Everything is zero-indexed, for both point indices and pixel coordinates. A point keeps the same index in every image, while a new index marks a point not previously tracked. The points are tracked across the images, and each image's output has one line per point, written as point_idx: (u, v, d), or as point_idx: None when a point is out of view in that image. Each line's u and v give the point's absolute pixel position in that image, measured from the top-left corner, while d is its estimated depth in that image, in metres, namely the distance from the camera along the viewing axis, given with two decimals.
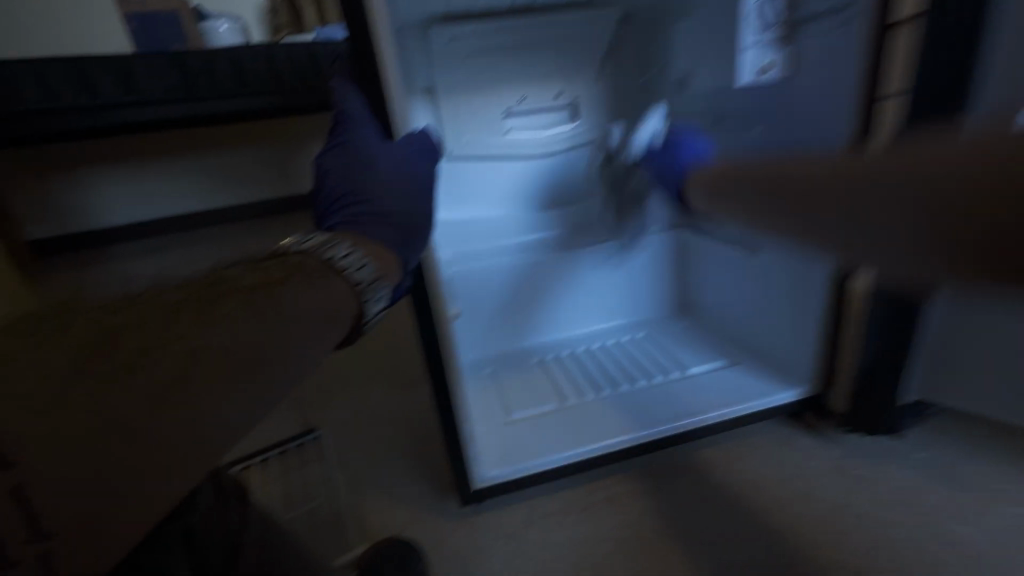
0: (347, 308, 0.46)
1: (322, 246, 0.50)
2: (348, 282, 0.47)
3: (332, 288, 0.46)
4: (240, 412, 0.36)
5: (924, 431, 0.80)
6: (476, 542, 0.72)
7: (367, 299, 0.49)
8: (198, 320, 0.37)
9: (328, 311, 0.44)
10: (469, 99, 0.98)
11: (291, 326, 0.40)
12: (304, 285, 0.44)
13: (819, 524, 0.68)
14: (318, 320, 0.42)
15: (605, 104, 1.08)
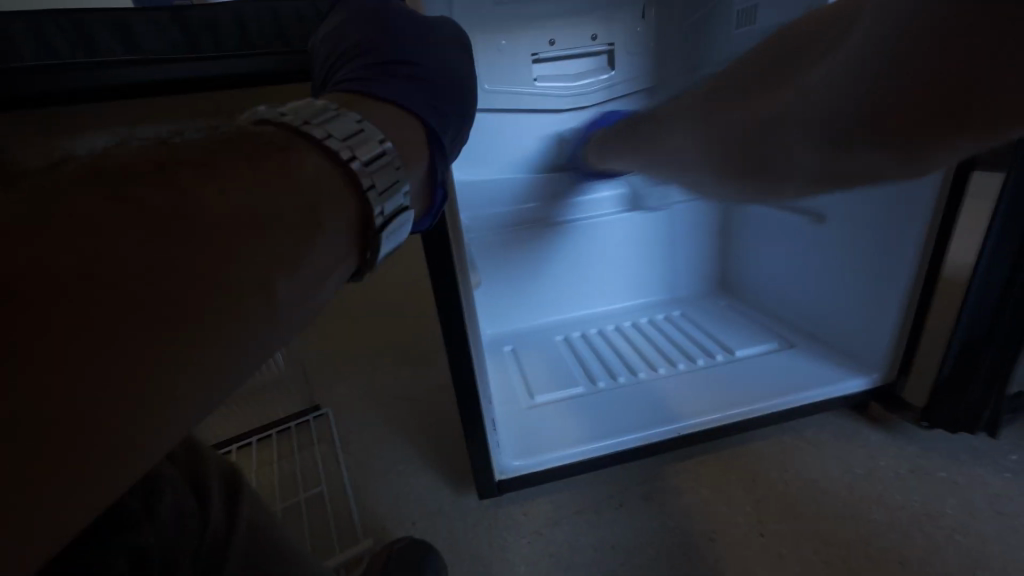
0: (347, 199, 0.32)
1: (306, 116, 0.35)
2: (343, 162, 0.33)
3: (319, 169, 0.31)
4: (199, 386, 0.22)
5: (1015, 430, 0.69)
6: (496, 540, 0.64)
7: (377, 186, 0.34)
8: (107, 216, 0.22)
9: (316, 199, 0.30)
10: (492, 36, 0.85)
11: (258, 218, 0.26)
12: (279, 162, 0.30)
13: (899, 535, 0.59)
14: (302, 210, 0.28)
15: (647, 51, 0.94)
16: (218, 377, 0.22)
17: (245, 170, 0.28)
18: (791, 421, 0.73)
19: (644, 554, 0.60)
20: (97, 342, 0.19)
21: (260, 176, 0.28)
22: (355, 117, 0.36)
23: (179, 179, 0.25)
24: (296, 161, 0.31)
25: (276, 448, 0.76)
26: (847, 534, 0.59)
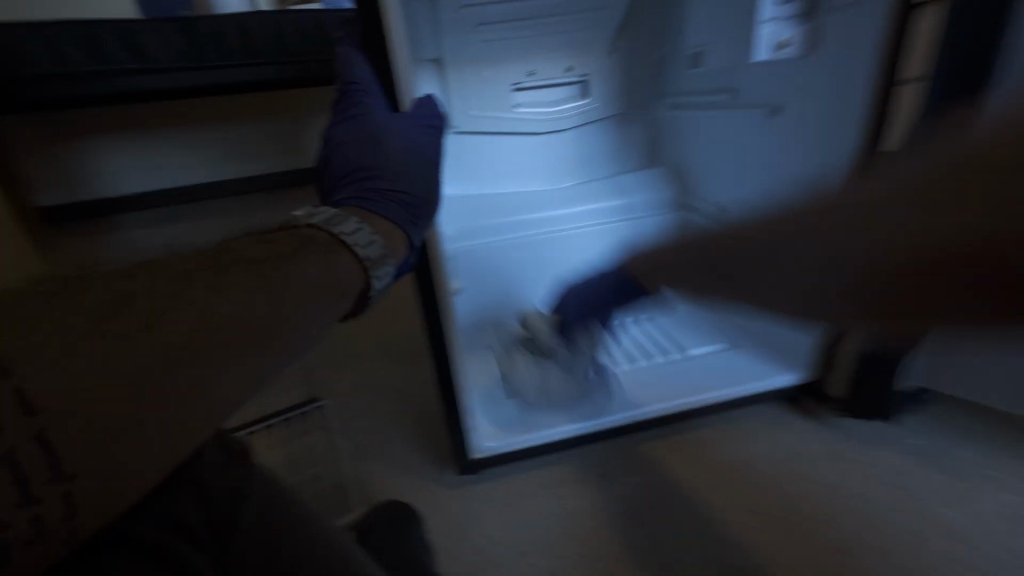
0: (358, 279, 0.47)
1: (335, 218, 0.51)
2: (357, 259, 0.48)
3: (343, 264, 0.46)
4: (235, 390, 0.36)
5: (919, 418, 0.80)
6: (470, 510, 0.74)
7: (375, 275, 0.50)
8: (208, 286, 0.37)
9: (337, 281, 0.45)
10: (477, 68, 0.96)
11: (300, 298, 0.40)
12: (317, 256, 0.45)
13: (810, 505, 0.70)
14: (327, 292, 0.43)
15: (615, 81, 1.05)
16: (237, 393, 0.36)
17: (294, 261, 0.42)
18: (731, 410, 0.84)
19: (596, 520, 0.71)
20: (181, 371, 0.33)
21: (304, 263, 0.43)
22: (356, 224, 0.51)
23: (246, 268, 0.39)
24: (327, 258, 0.45)
25: None
26: (765, 506, 0.70)
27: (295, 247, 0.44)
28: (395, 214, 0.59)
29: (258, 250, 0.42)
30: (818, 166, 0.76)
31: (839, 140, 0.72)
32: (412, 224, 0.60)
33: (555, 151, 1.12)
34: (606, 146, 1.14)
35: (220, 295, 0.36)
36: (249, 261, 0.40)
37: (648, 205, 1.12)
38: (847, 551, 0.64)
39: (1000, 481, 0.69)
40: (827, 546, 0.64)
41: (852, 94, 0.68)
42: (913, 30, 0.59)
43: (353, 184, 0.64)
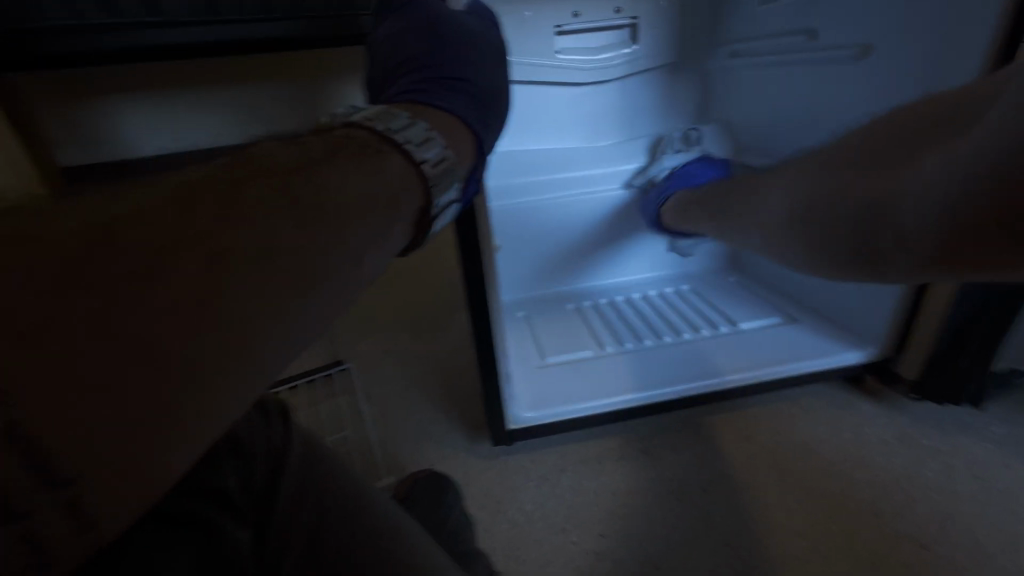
0: (419, 189, 0.44)
1: (381, 115, 0.48)
2: (410, 160, 0.45)
3: (398, 169, 0.43)
4: (304, 318, 0.31)
5: (999, 403, 0.73)
6: (508, 484, 0.70)
7: (436, 189, 0.47)
8: (253, 209, 0.31)
9: (396, 192, 0.42)
10: (518, 8, 0.87)
11: (360, 208, 0.37)
12: (367, 160, 0.41)
13: (879, 495, 0.63)
14: (386, 205, 0.40)
15: (670, 24, 0.96)
16: (299, 322, 0.30)
17: (342, 169, 0.39)
18: (788, 388, 0.77)
19: (642, 500, 0.66)
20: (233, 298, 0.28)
21: (356, 174, 0.39)
22: (422, 127, 0.49)
23: (289, 187, 0.34)
24: (378, 164, 0.42)
25: (304, 397, 0.82)
26: (830, 493, 0.65)
27: (345, 155, 0.41)
28: (459, 105, 0.58)
29: (304, 158, 0.38)
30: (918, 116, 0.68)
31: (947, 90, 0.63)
32: (478, 119, 0.59)
33: (601, 107, 1.03)
34: (650, 102, 1.05)
35: (267, 216, 0.31)
36: (290, 177, 0.35)
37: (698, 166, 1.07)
38: (924, 542, 0.58)
39: None
40: (901, 537, 0.59)
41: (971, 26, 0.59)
42: None
43: (407, 74, 0.63)
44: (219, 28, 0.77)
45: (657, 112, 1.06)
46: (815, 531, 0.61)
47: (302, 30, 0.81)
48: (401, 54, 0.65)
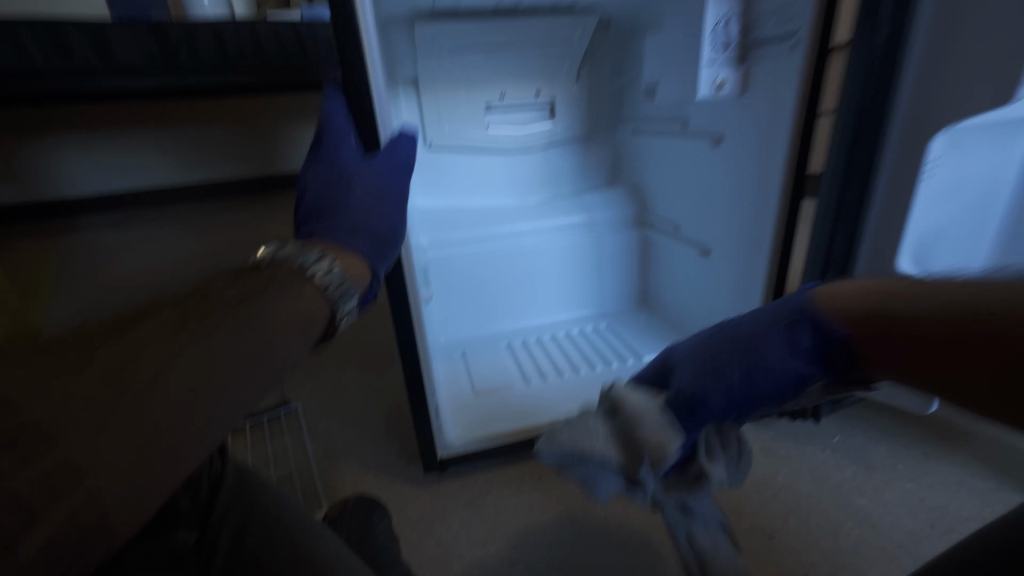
0: (325, 311, 0.47)
1: (292, 256, 0.49)
2: (319, 286, 0.47)
3: (309, 293, 0.46)
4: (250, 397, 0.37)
5: (843, 418, 0.89)
6: (437, 507, 0.78)
7: (341, 305, 0.49)
8: (199, 333, 0.36)
9: (312, 316, 0.45)
10: (452, 91, 1.06)
11: (283, 325, 0.41)
12: (284, 289, 0.44)
13: (742, 498, 0.76)
14: (305, 322, 0.43)
15: (581, 105, 1.16)
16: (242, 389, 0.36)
17: (266, 294, 0.42)
18: None
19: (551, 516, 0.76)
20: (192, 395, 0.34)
21: (275, 296, 0.42)
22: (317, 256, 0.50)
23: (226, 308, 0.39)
24: (295, 289, 0.45)
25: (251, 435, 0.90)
26: (706, 497, 0.77)
27: (268, 282, 0.44)
28: (359, 247, 0.62)
29: (237, 288, 0.42)
30: (756, 188, 0.83)
31: (771, 177, 0.79)
32: (375, 258, 0.63)
33: (527, 171, 1.20)
34: (569, 167, 1.23)
35: (211, 339, 0.36)
36: (222, 303, 0.39)
37: (610, 222, 1.21)
38: (774, 534, 0.70)
39: (907, 472, 0.78)
40: (756, 531, 0.71)
41: (774, 129, 0.77)
42: (827, 75, 0.68)
43: (318, 223, 0.66)
44: (171, 78, 0.85)
45: (576, 175, 1.24)
46: None
47: (255, 81, 0.92)
48: (315, 206, 0.69)
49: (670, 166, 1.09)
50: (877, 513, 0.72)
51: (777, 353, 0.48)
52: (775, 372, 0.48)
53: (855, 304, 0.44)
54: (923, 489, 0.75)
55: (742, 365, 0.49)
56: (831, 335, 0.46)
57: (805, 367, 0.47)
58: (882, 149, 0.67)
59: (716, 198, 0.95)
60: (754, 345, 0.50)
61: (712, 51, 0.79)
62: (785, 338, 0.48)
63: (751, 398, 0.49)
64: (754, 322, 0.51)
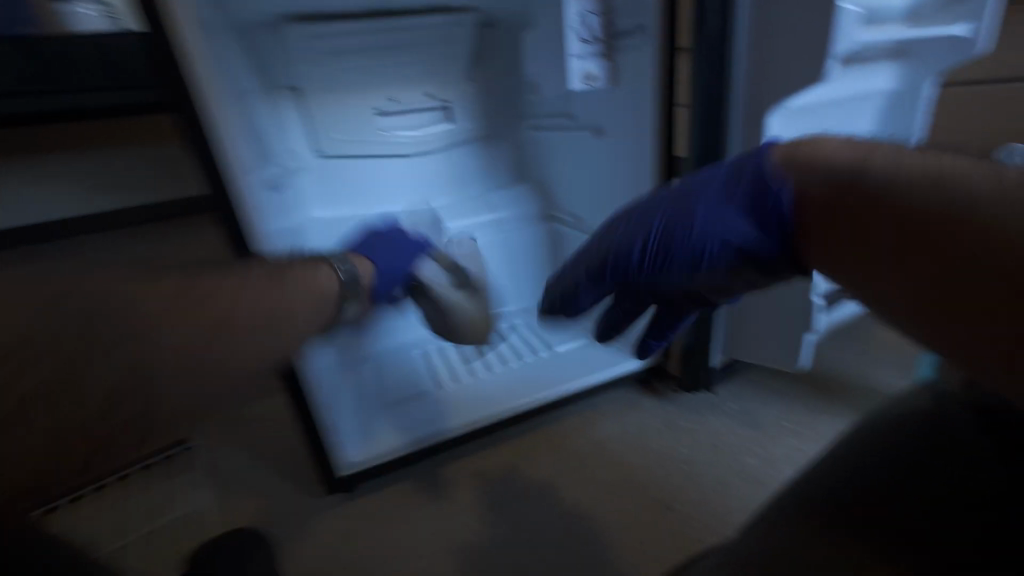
0: None
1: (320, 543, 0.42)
2: None
3: None
4: None
5: (739, 384, 0.94)
6: (342, 529, 0.77)
7: None
8: None
9: None
10: (339, 96, 1.03)
11: None
12: None
13: (647, 473, 0.79)
14: None
15: (478, 103, 1.16)
16: None
17: None
18: (588, 398, 0.93)
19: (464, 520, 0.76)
20: None
21: None
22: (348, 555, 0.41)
23: None
24: None
25: None
26: (610, 480, 0.78)
27: None
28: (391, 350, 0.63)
29: None
30: (635, 176, 0.91)
31: (646, 158, 0.87)
32: None
33: (431, 173, 1.19)
34: (474, 167, 1.22)
35: None
36: None
37: (518, 218, 1.22)
38: (672, 504, 0.73)
39: (792, 429, 0.83)
40: (656, 504, 0.74)
41: (645, 115, 0.83)
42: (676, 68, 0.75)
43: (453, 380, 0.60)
44: None
45: (481, 174, 1.23)
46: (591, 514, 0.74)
47: None
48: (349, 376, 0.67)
49: (568, 159, 1.11)
50: (763, 471, 0.76)
51: (716, 208, 0.50)
52: (702, 230, 0.51)
53: (901, 172, 0.37)
54: (804, 443, 0.80)
55: (677, 228, 0.53)
56: (771, 191, 0.45)
57: (754, 221, 0.47)
58: (727, 131, 0.76)
59: (610, 187, 0.99)
60: (701, 205, 0.52)
61: (580, 44, 0.82)
62: (724, 195, 0.50)
63: (665, 252, 0.54)
64: (704, 185, 0.54)
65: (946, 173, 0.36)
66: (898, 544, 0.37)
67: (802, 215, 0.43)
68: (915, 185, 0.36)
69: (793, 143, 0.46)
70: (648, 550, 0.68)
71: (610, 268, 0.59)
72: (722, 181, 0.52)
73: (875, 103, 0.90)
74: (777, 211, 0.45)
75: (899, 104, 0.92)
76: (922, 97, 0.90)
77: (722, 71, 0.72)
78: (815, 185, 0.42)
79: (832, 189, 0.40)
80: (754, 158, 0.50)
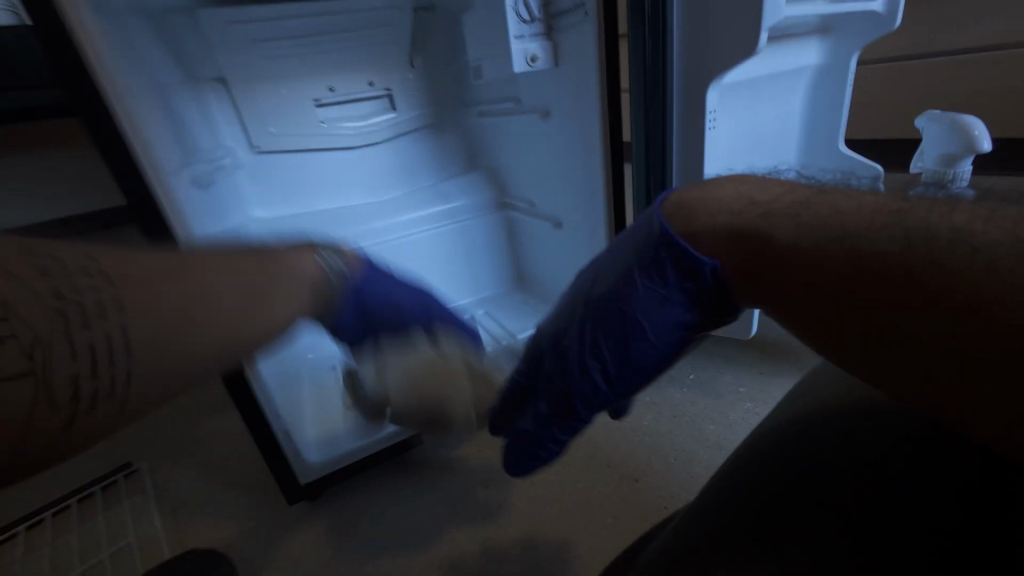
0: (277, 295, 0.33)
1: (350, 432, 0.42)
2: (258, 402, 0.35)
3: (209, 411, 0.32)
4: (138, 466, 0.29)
5: (697, 354, 0.97)
6: (308, 539, 0.75)
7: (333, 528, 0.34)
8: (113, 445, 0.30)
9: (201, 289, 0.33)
10: (272, 87, 0.97)
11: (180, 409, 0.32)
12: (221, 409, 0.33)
13: (613, 449, 0.80)
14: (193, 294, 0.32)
15: (422, 91, 1.12)
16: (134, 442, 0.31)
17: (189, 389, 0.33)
18: None
19: (434, 511, 0.75)
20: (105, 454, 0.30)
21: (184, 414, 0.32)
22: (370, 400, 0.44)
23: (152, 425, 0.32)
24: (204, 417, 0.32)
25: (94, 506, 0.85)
26: (579, 461, 0.80)
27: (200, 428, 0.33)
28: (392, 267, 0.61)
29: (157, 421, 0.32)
30: (581, 161, 0.92)
31: (591, 143, 0.88)
32: None
33: (376, 166, 1.14)
34: (423, 157, 1.19)
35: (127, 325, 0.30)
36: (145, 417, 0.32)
37: (471, 208, 1.20)
38: (639, 477, 0.75)
39: (748, 393, 0.87)
40: (623, 478, 0.75)
41: (589, 97, 0.84)
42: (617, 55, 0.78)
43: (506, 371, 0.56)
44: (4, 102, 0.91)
45: (430, 164, 1.20)
46: (560, 494, 0.75)
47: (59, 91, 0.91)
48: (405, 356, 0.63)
49: (519, 145, 1.09)
50: (723, 435, 0.79)
51: (654, 305, 0.41)
52: (655, 334, 0.42)
53: (807, 233, 0.35)
54: (759, 406, 0.84)
55: (621, 337, 0.43)
56: (698, 266, 0.40)
57: (683, 291, 0.41)
58: (668, 109, 0.76)
59: (560, 169, 1.00)
60: (626, 297, 0.42)
61: (519, 25, 0.81)
62: (645, 286, 0.42)
63: (630, 373, 0.44)
64: (618, 272, 0.44)
65: (857, 232, 0.33)
66: (824, 499, 0.38)
67: (730, 279, 0.39)
68: (832, 247, 0.33)
69: (683, 198, 0.43)
70: (619, 523, 0.69)
71: (579, 404, 0.47)
72: (638, 275, 0.42)
73: (806, 77, 0.94)
74: (708, 283, 0.40)
75: (827, 81, 0.94)
76: (850, 71, 0.91)
77: (661, 48, 0.73)
78: (724, 252, 0.39)
79: (745, 249, 0.38)
80: (647, 232, 0.44)
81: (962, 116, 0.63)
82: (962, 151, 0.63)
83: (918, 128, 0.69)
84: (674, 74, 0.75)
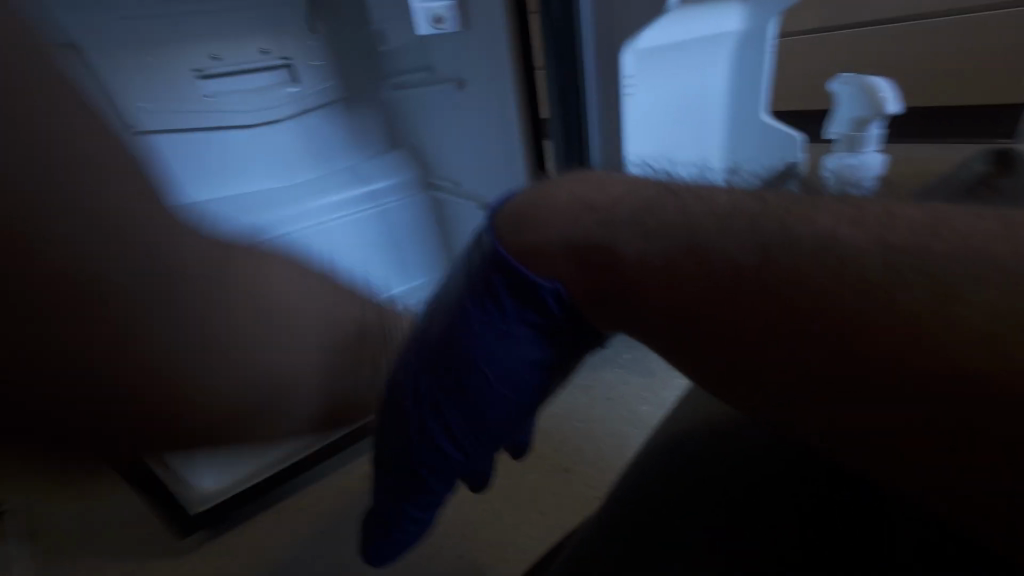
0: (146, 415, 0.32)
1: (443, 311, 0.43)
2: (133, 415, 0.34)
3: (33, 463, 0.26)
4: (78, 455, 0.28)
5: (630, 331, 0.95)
6: (210, 567, 0.68)
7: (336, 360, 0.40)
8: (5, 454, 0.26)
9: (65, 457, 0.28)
10: (135, 55, 0.83)
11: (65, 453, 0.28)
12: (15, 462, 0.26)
13: (545, 439, 0.76)
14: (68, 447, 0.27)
15: (327, 62, 1.01)
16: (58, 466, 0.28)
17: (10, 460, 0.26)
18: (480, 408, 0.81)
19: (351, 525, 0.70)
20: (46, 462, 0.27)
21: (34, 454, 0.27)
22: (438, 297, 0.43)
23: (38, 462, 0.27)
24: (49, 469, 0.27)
25: None
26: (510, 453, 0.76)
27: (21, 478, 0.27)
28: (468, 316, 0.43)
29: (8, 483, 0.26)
30: (501, 134, 0.86)
31: (510, 118, 0.82)
32: None
33: (283, 145, 1.01)
34: (336, 134, 1.07)
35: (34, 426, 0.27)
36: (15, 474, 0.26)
37: (394, 188, 1.10)
38: (570, 466, 0.72)
39: (679, 367, 0.86)
40: (553, 470, 0.72)
41: (501, 65, 0.77)
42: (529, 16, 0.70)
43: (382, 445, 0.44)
44: None
45: (347, 143, 1.08)
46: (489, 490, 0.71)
47: None
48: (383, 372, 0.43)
49: (438, 119, 1.00)
50: (654, 415, 0.78)
51: (496, 343, 0.36)
52: (500, 376, 0.36)
53: (659, 251, 0.30)
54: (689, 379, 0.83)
55: (462, 384, 0.37)
56: (539, 291, 0.34)
57: (527, 323, 0.36)
58: (582, 72, 0.70)
59: (481, 143, 0.92)
60: (465, 338, 0.36)
61: None
62: (480, 321, 0.36)
63: (479, 426, 0.38)
64: (446, 307, 0.38)
65: (720, 224, 0.29)
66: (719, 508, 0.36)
67: (581, 303, 0.34)
68: (686, 261, 0.29)
69: (519, 206, 0.36)
70: (549, 514, 0.67)
71: (425, 470, 0.40)
72: (468, 306, 0.36)
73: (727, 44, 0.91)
74: (554, 309, 0.35)
75: (749, 49, 0.91)
76: (768, 39, 0.90)
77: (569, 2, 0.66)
78: (570, 274, 0.34)
79: (590, 270, 0.33)
80: (479, 252, 0.37)
81: (873, 78, 0.61)
82: (871, 114, 0.62)
83: (829, 91, 0.67)
84: (586, 31, 0.67)
